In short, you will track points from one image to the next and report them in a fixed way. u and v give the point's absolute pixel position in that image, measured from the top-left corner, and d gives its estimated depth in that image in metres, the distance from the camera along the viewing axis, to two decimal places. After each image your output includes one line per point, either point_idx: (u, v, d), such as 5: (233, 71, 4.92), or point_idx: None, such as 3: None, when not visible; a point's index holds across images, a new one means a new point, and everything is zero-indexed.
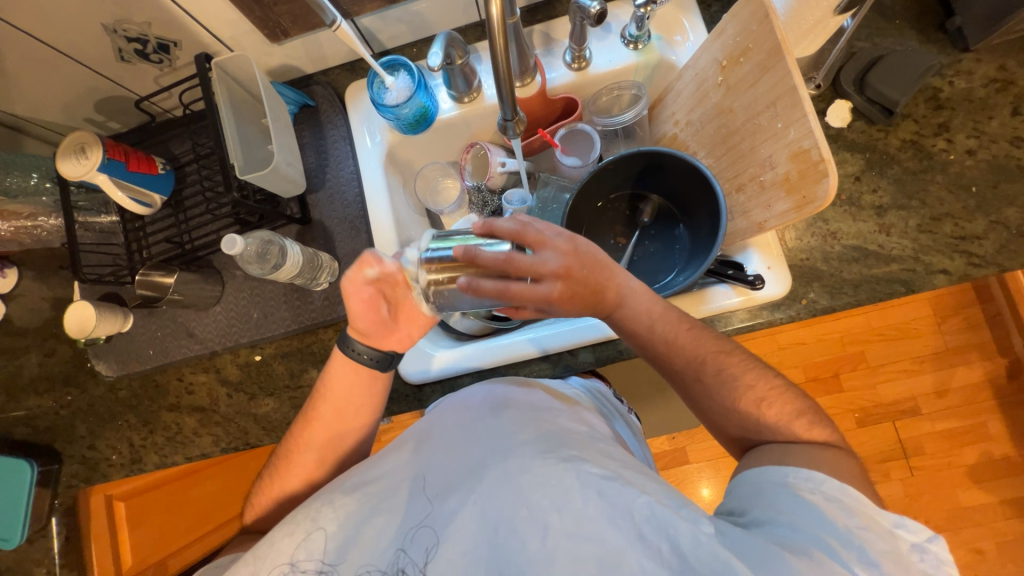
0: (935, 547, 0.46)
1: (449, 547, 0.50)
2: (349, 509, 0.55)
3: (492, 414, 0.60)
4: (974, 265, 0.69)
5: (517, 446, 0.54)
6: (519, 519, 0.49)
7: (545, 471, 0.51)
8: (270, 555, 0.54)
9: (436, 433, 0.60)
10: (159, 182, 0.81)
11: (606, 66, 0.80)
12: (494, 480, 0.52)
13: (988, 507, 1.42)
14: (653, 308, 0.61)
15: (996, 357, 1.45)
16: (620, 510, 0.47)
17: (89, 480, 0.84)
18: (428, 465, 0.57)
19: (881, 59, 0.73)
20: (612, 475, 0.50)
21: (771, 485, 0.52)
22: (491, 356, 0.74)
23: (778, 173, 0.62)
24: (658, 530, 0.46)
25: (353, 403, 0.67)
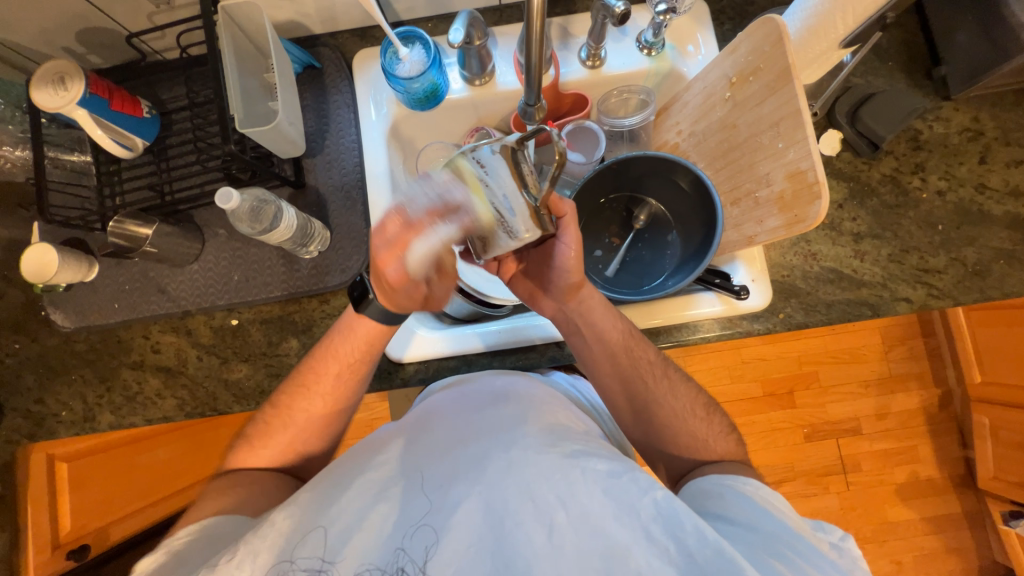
0: (851, 547, 0.50)
1: (453, 540, 0.48)
2: (348, 497, 0.53)
3: (495, 407, 0.60)
4: (933, 297, 0.75)
5: (521, 437, 0.54)
6: (524, 513, 0.48)
7: (550, 463, 0.51)
8: (260, 552, 0.49)
9: (436, 423, 0.60)
10: (144, 126, 0.76)
11: (619, 67, 0.82)
12: (497, 470, 0.52)
13: (911, 522, 1.55)
14: (617, 319, 0.68)
15: (932, 386, 1.58)
16: (626, 507, 0.48)
17: (32, 436, 0.78)
18: (427, 454, 0.56)
19: (873, 96, 0.78)
20: (617, 472, 0.51)
21: (715, 486, 0.56)
22: (480, 341, 0.74)
23: (773, 191, 0.66)
24: (666, 529, 0.46)
25: (350, 363, 0.68)
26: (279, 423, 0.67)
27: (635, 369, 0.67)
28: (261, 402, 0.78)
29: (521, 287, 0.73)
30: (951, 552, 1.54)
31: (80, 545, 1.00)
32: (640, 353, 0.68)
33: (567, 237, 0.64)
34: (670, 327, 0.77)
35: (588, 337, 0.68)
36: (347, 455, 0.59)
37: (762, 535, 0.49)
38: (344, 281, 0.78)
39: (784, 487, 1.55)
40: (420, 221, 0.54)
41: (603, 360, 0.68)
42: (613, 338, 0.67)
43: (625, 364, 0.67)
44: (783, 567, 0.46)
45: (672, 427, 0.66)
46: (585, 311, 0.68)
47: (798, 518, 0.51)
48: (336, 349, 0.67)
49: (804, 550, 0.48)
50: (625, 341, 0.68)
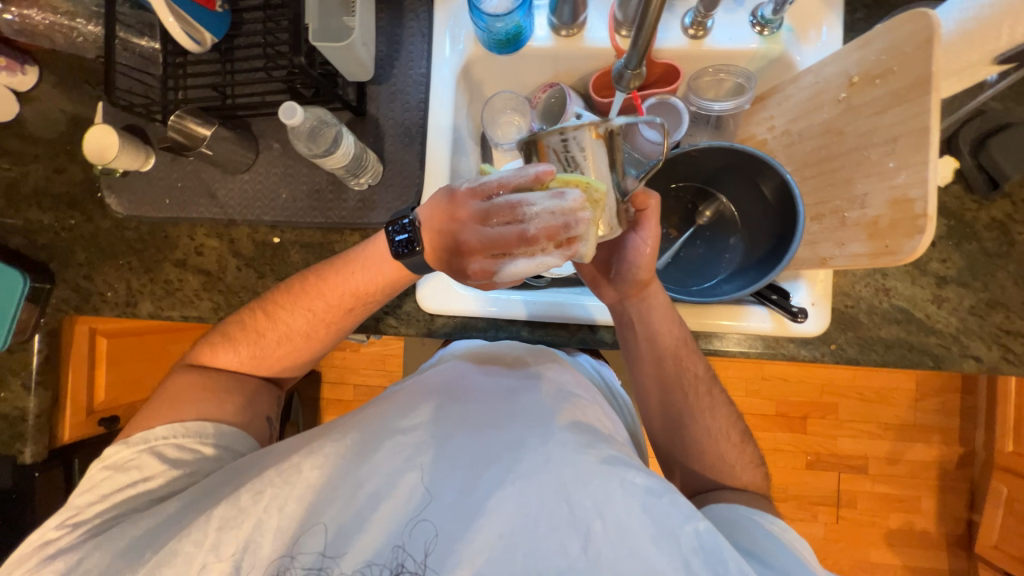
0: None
1: (485, 528, 0.48)
2: (379, 460, 0.53)
3: (530, 396, 0.59)
4: (1008, 361, 0.68)
5: (556, 433, 0.53)
6: (559, 517, 0.48)
7: (586, 467, 0.50)
8: (291, 498, 0.52)
9: (466, 397, 0.59)
10: (215, 21, 0.73)
11: (724, 42, 0.73)
12: (532, 464, 0.51)
13: (893, 568, 1.53)
14: (672, 325, 0.65)
15: (957, 444, 1.50)
16: (665, 531, 0.46)
17: (79, 309, 0.83)
18: (458, 429, 0.55)
19: (1008, 127, 0.68)
20: (656, 489, 0.49)
21: (742, 519, 0.55)
22: (524, 309, 0.72)
23: (866, 214, 0.59)
24: (708, 563, 0.45)
25: (354, 296, 0.67)
26: (275, 335, 0.68)
27: (679, 378, 0.65)
28: None
29: (584, 270, 0.69)
30: None
31: (111, 415, 1.05)
32: (690, 365, 0.65)
33: (648, 231, 0.62)
34: (711, 334, 0.73)
35: (639, 333, 0.66)
36: (371, 410, 0.59)
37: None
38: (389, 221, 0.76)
39: (774, 506, 1.54)
40: (535, 237, 0.51)
41: (648, 360, 0.66)
42: (665, 342, 0.65)
43: (670, 372, 0.65)
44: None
45: (693, 435, 0.64)
46: (643, 311, 0.65)
47: (820, 568, 0.51)
48: (342, 279, 0.66)
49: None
50: (677, 349, 0.65)
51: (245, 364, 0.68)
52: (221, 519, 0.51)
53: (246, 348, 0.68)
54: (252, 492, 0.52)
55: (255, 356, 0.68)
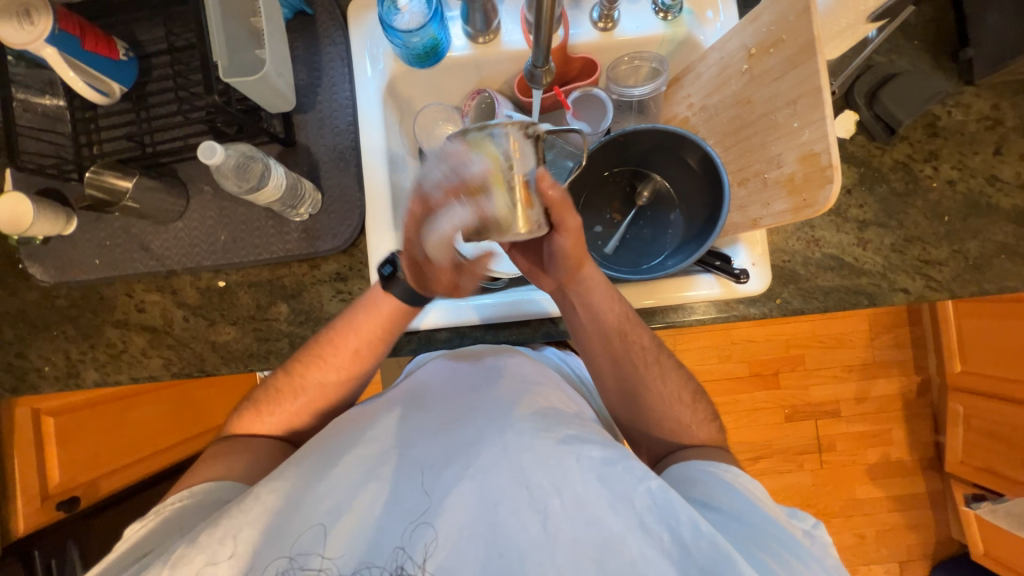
0: (821, 535, 0.53)
1: (446, 523, 0.48)
2: (338, 475, 0.52)
3: (487, 391, 0.59)
4: (930, 288, 0.75)
5: (515, 423, 0.54)
6: (518, 500, 0.49)
7: (544, 449, 0.51)
8: (245, 526, 0.48)
9: (427, 401, 0.60)
10: (121, 70, 0.71)
11: (633, 31, 0.77)
12: (491, 455, 0.51)
13: (878, 500, 1.62)
14: (611, 304, 0.66)
15: (913, 374, 1.61)
16: (621, 497, 0.48)
17: (15, 390, 0.77)
18: (420, 433, 0.56)
19: (894, 77, 0.75)
20: (612, 459, 0.50)
21: (699, 473, 0.57)
22: (476, 314, 0.72)
23: (783, 173, 0.63)
24: (660, 519, 0.47)
25: (373, 337, 0.66)
26: (289, 396, 0.65)
27: (628, 352, 0.67)
28: (250, 366, 0.77)
29: (522, 258, 0.69)
30: (912, 528, 1.62)
31: (71, 497, 0.98)
32: (635, 338, 0.67)
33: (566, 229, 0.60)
34: (665, 307, 0.76)
35: (584, 317, 0.67)
36: (334, 427, 0.58)
37: (750, 525, 0.50)
38: (336, 247, 0.75)
39: (762, 463, 1.61)
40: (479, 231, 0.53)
41: (597, 339, 0.67)
42: (611, 320, 0.66)
43: (618, 348, 0.67)
44: (771, 560, 0.47)
45: (662, 406, 0.66)
46: (584, 295, 0.66)
47: (776, 507, 0.53)
48: (360, 323, 0.66)
49: (788, 541, 0.49)
50: (625, 324, 0.67)
51: (268, 430, 0.64)
52: (179, 559, 0.46)
53: (271, 411, 0.64)
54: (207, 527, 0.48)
55: (284, 417, 0.65)
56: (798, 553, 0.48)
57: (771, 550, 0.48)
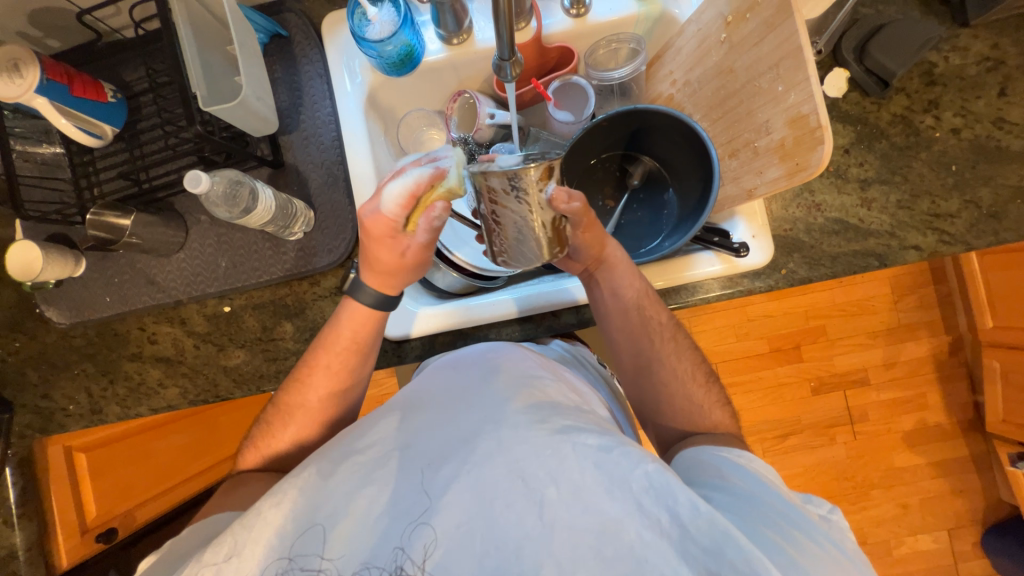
0: (839, 520, 0.51)
1: (443, 520, 0.48)
2: (337, 480, 0.53)
3: (481, 388, 0.58)
4: (944, 243, 0.71)
5: (510, 416, 0.53)
6: (513, 493, 0.48)
7: (538, 439, 0.50)
8: (248, 543, 0.50)
9: (425, 401, 0.59)
10: (110, 112, 0.73)
11: (606, 14, 0.76)
12: (486, 449, 0.51)
13: (918, 468, 1.56)
14: (635, 288, 0.66)
15: (942, 333, 1.55)
16: (618, 480, 0.47)
17: (45, 430, 0.80)
18: (418, 433, 0.55)
19: (883, 28, 0.72)
20: (607, 445, 0.50)
21: (714, 459, 0.56)
22: (515, 305, 0.72)
23: (773, 139, 0.61)
24: (657, 500, 0.46)
25: (362, 350, 0.66)
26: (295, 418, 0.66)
27: (638, 330, 0.66)
28: (261, 386, 0.78)
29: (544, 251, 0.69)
30: (957, 494, 1.56)
31: (108, 528, 1.02)
32: (649, 320, 0.66)
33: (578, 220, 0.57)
34: (669, 289, 0.75)
35: (604, 295, 0.67)
36: (335, 437, 0.59)
37: (761, 503, 0.49)
38: (332, 262, 0.76)
39: (790, 440, 1.56)
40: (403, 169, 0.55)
41: (614, 316, 0.67)
42: (630, 295, 0.66)
43: (634, 325, 0.66)
44: (779, 537, 0.45)
45: (670, 389, 0.65)
46: (607, 274, 0.66)
47: (790, 492, 0.52)
48: (355, 338, 0.66)
49: (800, 521, 0.48)
50: (646, 299, 0.66)
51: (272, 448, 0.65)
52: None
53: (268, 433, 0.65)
54: (217, 544, 0.50)
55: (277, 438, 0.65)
56: (813, 530, 0.47)
57: (783, 529, 0.46)
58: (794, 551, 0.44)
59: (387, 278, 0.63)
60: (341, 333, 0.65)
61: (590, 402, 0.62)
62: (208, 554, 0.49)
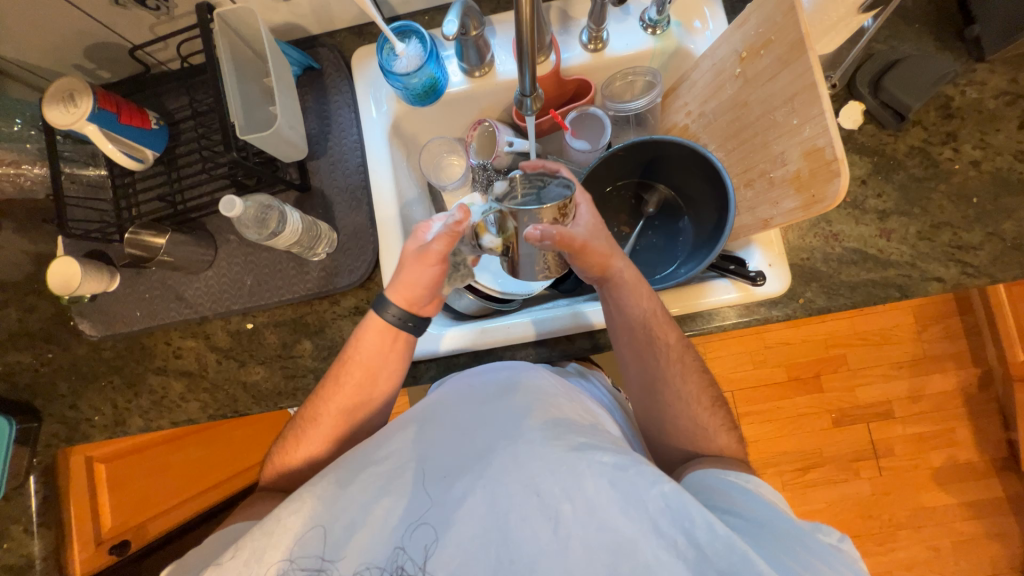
0: (852, 549, 0.48)
1: (458, 532, 0.48)
2: (354, 490, 0.53)
3: (497, 403, 0.58)
4: (968, 275, 0.70)
5: (526, 431, 0.53)
6: (529, 508, 0.48)
7: (554, 456, 0.50)
8: (268, 548, 0.50)
9: (442, 415, 0.59)
10: (153, 137, 0.78)
11: (623, 49, 0.78)
12: (502, 465, 0.51)
13: (949, 508, 1.48)
14: (648, 306, 0.65)
15: (971, 366, 1.49)
16: (634, 500, 0.47)
17: (70, 440, 0.83)
18: (434, 447, 0.55)
19: (898, 63, 0.73)
20: (623, 464, 0.49)
21: (719, 483, 0.55)
22: (521, 331, 0.73)
23: (789, 170, 0.62)
24: (674, 522, 0.45)
25: (379, 362, 0.66)
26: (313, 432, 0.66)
27: (655, 346, 0.65)
28: (278, 403, 0.80)
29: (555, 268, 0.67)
30: (992, 538, 1.47)
31: (121, 540, 1.04)
32: (665, 335, 0.65)
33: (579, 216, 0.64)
34: (684, 316, 0.74)
35: (614, 311, 0.66)
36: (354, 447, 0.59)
37: (774, 531, 0.48)
38: (353, 282, 0.78)
39: (811, 473, 1.51)
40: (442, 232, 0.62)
41: (624, 332, 0.66)
42: (637, 312, 0.65)
43: (644, 341, 0.65)
44: (795, 564, 0.44)
45: (685, 418, 0.64)
46: (613, 290, 0.65)
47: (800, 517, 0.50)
48: (371, 346, 0.66)
49: (814, 548, 0.46)
50: (657, 317, 0.65)
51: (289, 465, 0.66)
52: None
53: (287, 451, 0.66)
54: (234, 550, 0.51)
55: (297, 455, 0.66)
56: (825, 558, 0.46)
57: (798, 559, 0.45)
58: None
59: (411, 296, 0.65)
60: (365, 350, 0.66)
61: (605, 423, 0.61)
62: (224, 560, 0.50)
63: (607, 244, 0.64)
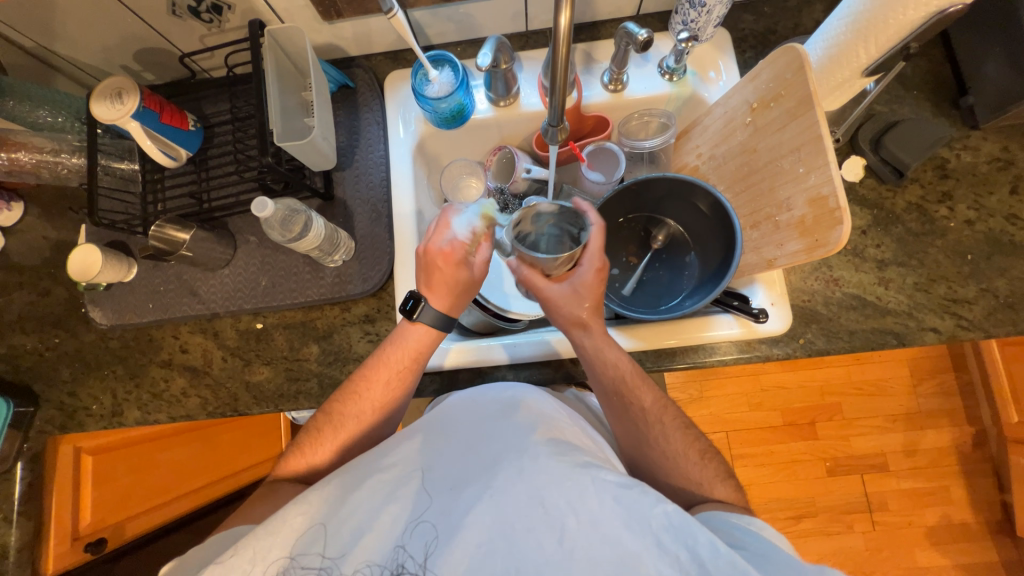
0: None
1: (462, 541, 0.48)
2: (360, 495, 0.53)
3: (503, 418, 0.59)
4: (962, 328, 0.73)
5: (533, 446, 0.54)
6: (535, 519, 0.48)
7: (560, 470, 0.51)
8: (273, 547, 0.51)
9: (450, 427, 0.59)
10: (188, 138, 0.81)
11: (641, 92, 0.83)
12: (509, 477, 0.51)
13: (943, 569, 1.45)
14: (622, 369, 0.65)
15: (965, 424, 1.50)
16: (637, 516, 0.47)
17: (63, 428, 0.82)
18: (441, 458, 0.56)
19: (898, 124, 0.77)
20: (627, 482, 0.50)
21: (724, 523, 0.56)
22: (541, 350, 0.74)
23: (794, 216, 0.65)
24: (677, 538, 0.46)
25: (400, 385, 0.68)
26: (327, 434, 0.67)
27: (627, 409, 0.66)
28: (279, 405, 0.80)
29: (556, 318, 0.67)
30: None
31: (97, 539, 1.01)
32: (636, 398, 0.65)
33: (592, 258, 0.64)
34: (686, 348, 0.76)
35: (591, 372, 0.67)
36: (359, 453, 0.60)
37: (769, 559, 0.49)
38: (365, 290, 0.80)
39: (804, 522, 1.48)
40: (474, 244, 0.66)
41: (607, 391, 0.66)
42: (611, 373, 0.65)
43: (617, 403, 0.66)
44: None
45: (684, 448, 0.65)
46: (588, 349, 0.66)
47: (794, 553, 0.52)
48: (396, 358, 0.68)
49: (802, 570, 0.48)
50: (627, 381, 0.65)
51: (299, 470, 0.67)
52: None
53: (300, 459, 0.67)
54: (237, 549, 0.51)
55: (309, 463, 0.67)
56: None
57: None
58: None
59: (452, 300, 0.67)
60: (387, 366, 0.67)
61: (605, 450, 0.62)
62: (229, 556, 0.50)
63: (595, 299, 0.66)
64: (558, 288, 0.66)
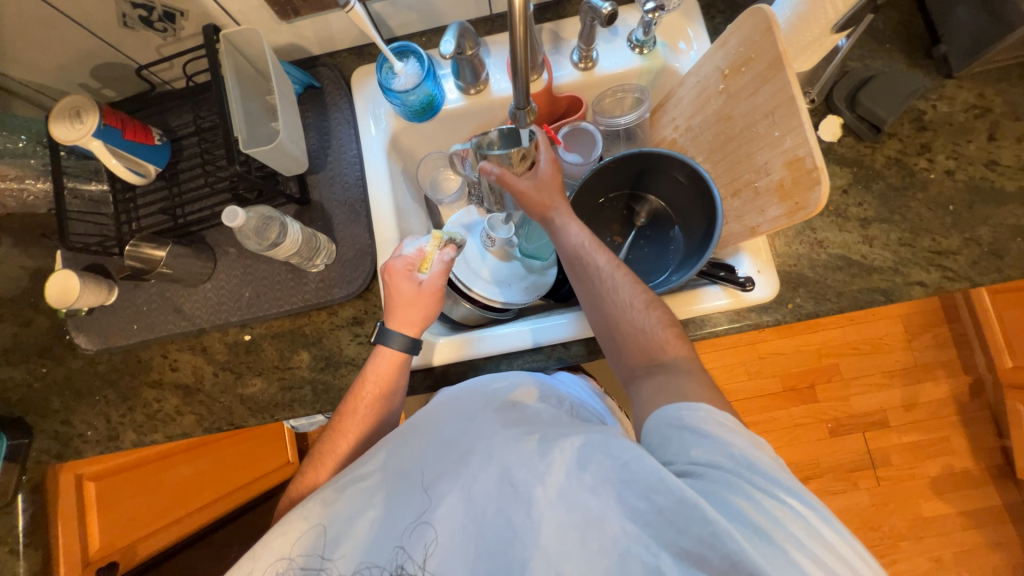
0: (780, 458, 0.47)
1: (440, 534, 0.49)
2: (339, 505, 0.53)
3: (479, 408, 0.59)
4: (949, 279, 0.73)
5: (497, 431, 0.54)
6: (504, 499, 0.49)
7: (522, 448, 0.51)
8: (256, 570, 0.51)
9: (421, 427, 0.59)
10: (156, 153, 0.79)
11: (611, 68, 0.82)
12: (477, 464, 0.52)
13: (949, 517, 1.48)
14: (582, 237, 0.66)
15: (961, 374, 1.52)
16: (597, 478, 0.46)
17: (61, 456, 0.82)
18: (414, 456, 0.56)
19: (871, 80, 0.77)
20: (586, 445, 0.49)
21: (672, 425, 0.49)
22: (530, 337, 0.74)
23: (772, 180, 0.65)
24: (635, 491, 0.45)
25: (384, 395, 0.66)
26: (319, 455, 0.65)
27: (587, 273, 0.64)
28: (275, 415, 0.79)
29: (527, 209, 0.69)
30: (993, 547, 1.46)
31: (110, 562, 1.01)
32: (593, 261, 0.64)
33: (547, 149, 0.68)
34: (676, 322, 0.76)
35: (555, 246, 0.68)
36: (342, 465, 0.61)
37: (724, 477, 0.44)
38: (350, 293, 0.79)
39: (810, 485, 1.50)
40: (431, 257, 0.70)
41: (568, 263, 0.66)
42: (572, 241, 0.66)
43: (577, 269, 0.64)
44: (745, 503, 0.42)
45: None
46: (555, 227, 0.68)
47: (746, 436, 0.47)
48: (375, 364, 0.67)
49: (755, 475, 0.44)
50: (587, 248, 0.65)
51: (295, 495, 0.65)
52: None
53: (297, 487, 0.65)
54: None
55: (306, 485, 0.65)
56: (774, 485, 0.44)
57: (749, 498, 0.43)
58: (759, 516, 0.42)
59: (406, 315, 0.67)
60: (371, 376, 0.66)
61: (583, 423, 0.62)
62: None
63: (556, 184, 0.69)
64: (525, 181, 0.68)
